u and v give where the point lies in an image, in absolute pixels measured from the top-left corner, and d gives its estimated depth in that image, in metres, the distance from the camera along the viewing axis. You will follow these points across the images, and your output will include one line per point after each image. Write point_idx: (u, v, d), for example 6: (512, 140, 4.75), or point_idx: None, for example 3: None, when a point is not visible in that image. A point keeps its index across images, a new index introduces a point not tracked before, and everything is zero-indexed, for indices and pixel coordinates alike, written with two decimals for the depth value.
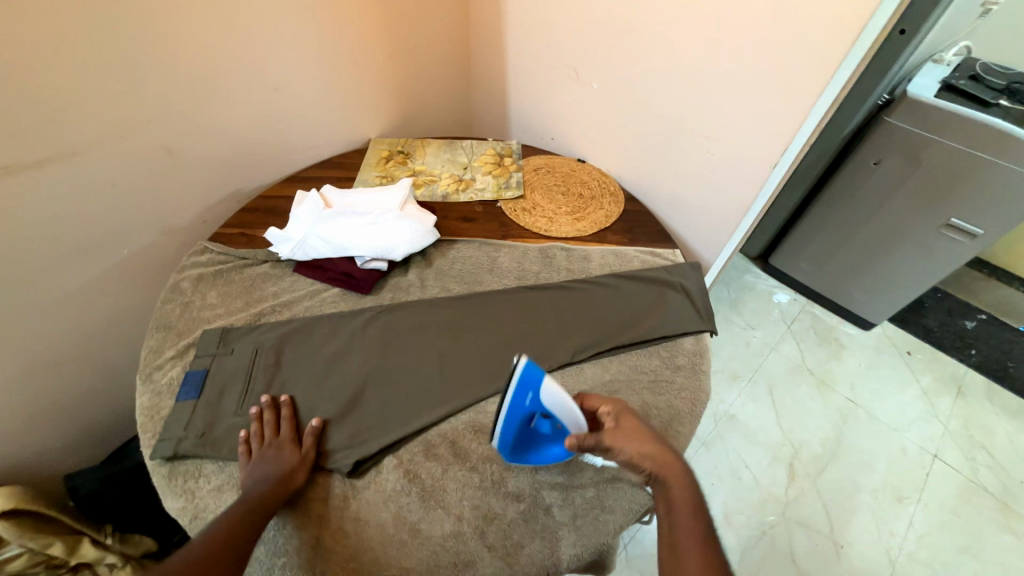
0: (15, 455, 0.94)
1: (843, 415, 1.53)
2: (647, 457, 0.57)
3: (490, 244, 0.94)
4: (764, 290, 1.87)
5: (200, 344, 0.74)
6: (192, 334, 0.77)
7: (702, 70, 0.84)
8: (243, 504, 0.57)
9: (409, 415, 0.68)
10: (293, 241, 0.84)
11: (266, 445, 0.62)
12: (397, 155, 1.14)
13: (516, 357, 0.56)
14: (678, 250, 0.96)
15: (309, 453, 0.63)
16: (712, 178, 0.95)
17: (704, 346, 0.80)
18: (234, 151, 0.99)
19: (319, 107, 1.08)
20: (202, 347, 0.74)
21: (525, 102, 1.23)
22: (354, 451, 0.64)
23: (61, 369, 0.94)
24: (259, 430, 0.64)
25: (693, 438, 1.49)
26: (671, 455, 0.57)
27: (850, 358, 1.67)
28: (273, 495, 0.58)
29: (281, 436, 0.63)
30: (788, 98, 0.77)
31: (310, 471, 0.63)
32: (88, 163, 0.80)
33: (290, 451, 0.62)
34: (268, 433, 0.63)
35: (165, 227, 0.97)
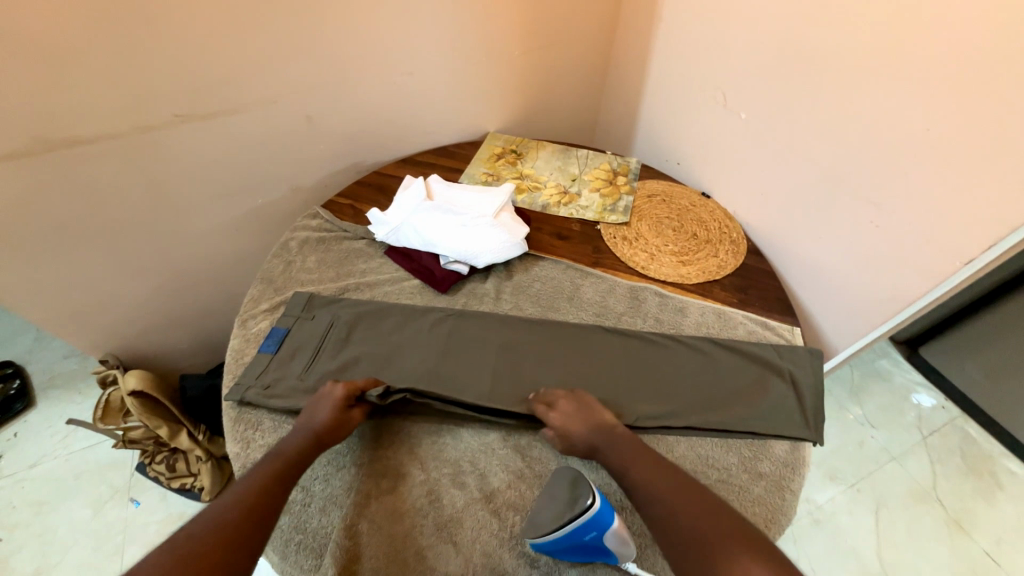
0: (150, 348, 1.14)
1: (974, 572, 1.19)
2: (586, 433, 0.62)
3: (577, 269, 0.88)
4: (901, 384, 1.50)
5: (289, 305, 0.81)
6: (285, 291, 0.84)
7: (893, 124, 0.67)
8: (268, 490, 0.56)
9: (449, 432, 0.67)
10: (389, 226, 0.86)
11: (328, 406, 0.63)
12: (509, 153, 1.12)
13: (592, 493, 0.54)
14: (798, 328, 0.80)
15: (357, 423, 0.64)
16: (870, 255, 0.76)
17: (800, 457, 0.66)
18: (362, 127, 1.03)
19: (447, 95, 1.07)
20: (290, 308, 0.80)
21: (657, 118, 1.11)
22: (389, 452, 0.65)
23: (192, 289, 1.10)
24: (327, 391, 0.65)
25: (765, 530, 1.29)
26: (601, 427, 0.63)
27: (1005, 505, 1.29)
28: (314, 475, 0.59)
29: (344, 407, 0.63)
30: (1020, 180, 0.57)
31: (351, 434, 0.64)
32: (243, 121, 0.90)
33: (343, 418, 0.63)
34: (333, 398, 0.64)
35: (293, 186, 1.06)
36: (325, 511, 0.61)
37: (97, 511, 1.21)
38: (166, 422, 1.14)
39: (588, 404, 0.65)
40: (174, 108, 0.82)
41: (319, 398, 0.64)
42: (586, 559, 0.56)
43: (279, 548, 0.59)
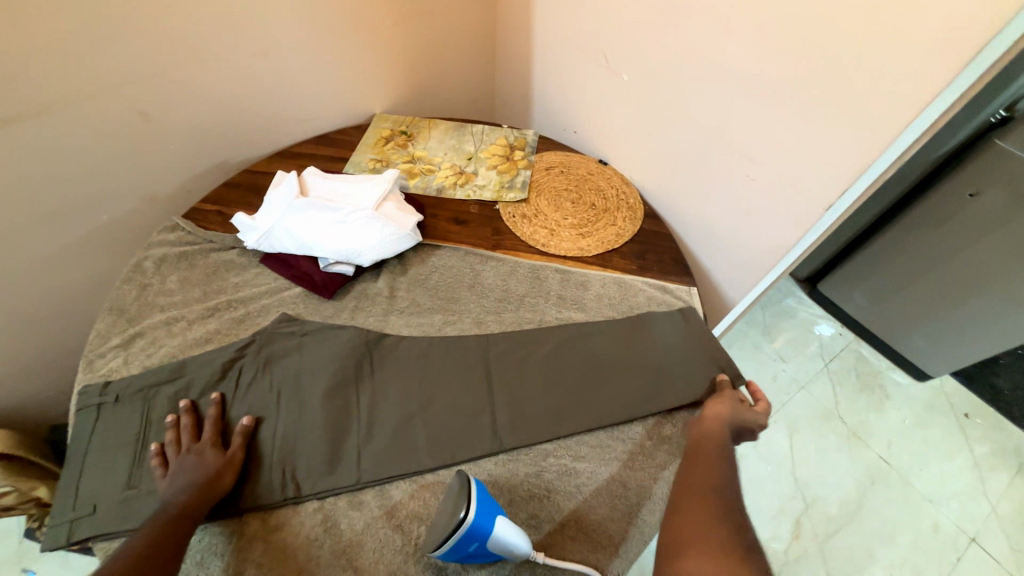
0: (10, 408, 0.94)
1: (870, 476, 1.27)
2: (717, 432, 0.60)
3: (476, 254, 0.84)
4: (805, 319, 1.55)
5: (181, 475, 0.57)
6: (161, 475, 0.58)
7: (755, 80, 0.68)
8: (150, 537, 0.51)
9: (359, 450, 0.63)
10: (258, 232, 0.77)
11: (185, 451, 0.59)
12: (398, 135, 1.04)
13: (465, 513, 0.49)
14: (695, 288, 0.81)
15: (237, 454, 0.60)
16: (748, 209, 0.78)
17: None
18: (218, 118, 0.90)
19: (315, 75, 0.96)
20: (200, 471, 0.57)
21: (550, 85, 1.06)
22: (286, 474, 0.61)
23: (47, 331, 0.91)
24: (177, 437, 0.61)
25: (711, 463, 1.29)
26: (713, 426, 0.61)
27: (892, 412, 1.38)
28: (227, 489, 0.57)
29: (200, 441, 0.60)
30: (862, 127, 0.60)
31: (238, 474, 0.60)
32: (55, 125, 0.74)
33: (214, 455, 0.59)
34: (186, 438, 0.61)
35: (146, 194, 0.90)
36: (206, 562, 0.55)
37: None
38: (46, 481, 0.91)
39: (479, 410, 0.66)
40: None
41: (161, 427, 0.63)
42: (492, 560, 0.54)
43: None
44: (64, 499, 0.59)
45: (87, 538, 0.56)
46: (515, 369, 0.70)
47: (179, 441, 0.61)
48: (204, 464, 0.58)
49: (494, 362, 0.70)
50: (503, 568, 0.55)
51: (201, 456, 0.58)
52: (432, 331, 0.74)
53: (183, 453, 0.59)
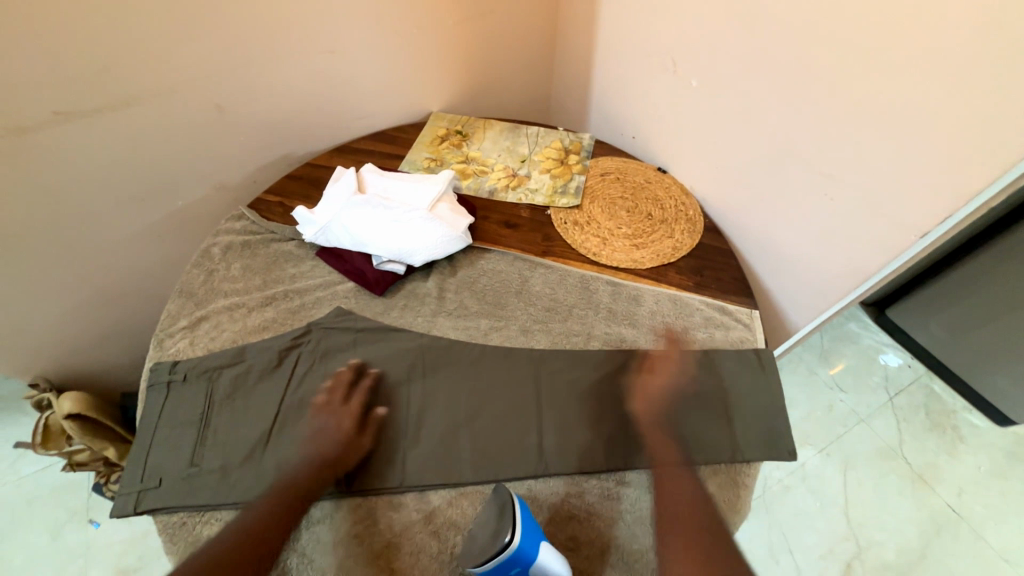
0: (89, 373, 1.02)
1: (936, 525, 1.14)
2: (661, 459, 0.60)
3: (525, 260, 0.83)
4: (868, 346, 1.41)
5: (322, 433, 0.62)
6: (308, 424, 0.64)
7: (844, 92, 0.62)
8: None
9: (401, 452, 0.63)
10: (317, 226, 0.79)
11: (334, 411, 0.63)
12: (454, 135, 1.04)
13: (511, 537, 0.48)
14: (757, 311, 0.76)
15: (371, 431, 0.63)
16: (823, 229, 0.71)
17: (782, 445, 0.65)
18: (286, 113, 0.93)
19: (378, 73, 0.98)
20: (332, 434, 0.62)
21: (610, 88, 1.03)
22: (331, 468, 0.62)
23: (125, 306, 0.98)
24: (329, 392, 0.66)
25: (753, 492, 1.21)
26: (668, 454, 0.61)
27: (966, 458, 1.23)
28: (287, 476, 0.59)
29: (347, 406, 0.64)
30: (973, 147, 0.53)
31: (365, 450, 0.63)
32: (141, 115, 0.79)
33: (353, 425, 0.62)
34: (337, 398, 0.65)
35: (217, 183, 0.94)
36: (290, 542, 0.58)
37: (55, 537, 1.03)
38: (114, 443, 0.98)
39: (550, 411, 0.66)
40: (53, 104, 0.71)
41: (220, 410, 0.66)
42: None
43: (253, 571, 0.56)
44: (132, 470, 0.63)
45: (149, 509, 0.60)
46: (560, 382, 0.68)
47: (326, 394, 0.66)
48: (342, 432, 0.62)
49: (540, 373, 0.69)
50: None
51: (343, 422, 0.62)
52: (478, 336, 0.73)
53: (330, 409, 0.64)
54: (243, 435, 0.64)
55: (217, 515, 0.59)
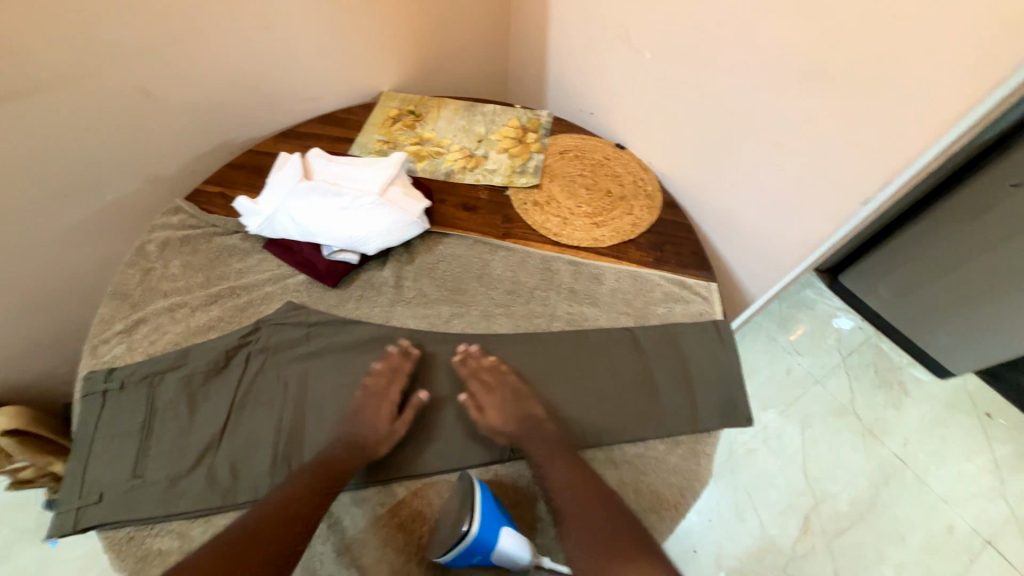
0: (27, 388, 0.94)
1: (885, 474, 1.22)
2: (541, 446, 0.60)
3: (485, 243, 0.81)
4: (824, 311, 1.47)
5: (362, 415, 0.61)
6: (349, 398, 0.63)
7: (792, 62, 0.62)
8: None
9: None
10: (261, 216, 0.74)
11: (372, 395, 0.63)
12: (406, 115, 1.00)
13: (467, 522, 0.49)
14: (715, 284, 0.77)
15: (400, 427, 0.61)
16: (775, 201, 0.73)
17: (740, 415, 0.66)
18: (221, 96, 0.86)
19: (320, 51, 0.91)
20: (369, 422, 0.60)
21: (565, 63, 1.00)
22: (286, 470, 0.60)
23: (57, 312, 0.90)
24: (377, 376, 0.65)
25: (718, 457, 1.26)
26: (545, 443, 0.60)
27: (911, 410, 1.31)
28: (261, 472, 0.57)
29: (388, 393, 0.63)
30: (914, 110, 0.54)
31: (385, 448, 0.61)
32: (52, 102, 0.71)
33: (387, 416, 0.61)
34: (382, 383, 0.64)
35: (150, 174, 0.87)
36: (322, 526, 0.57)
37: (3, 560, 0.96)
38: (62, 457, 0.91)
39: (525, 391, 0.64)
40: None
41: (165, 418, 0.62)
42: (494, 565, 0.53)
43: None
44: (70, 486, 0.58)
45: (91, 526, 0.56)
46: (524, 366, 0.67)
47: (378, 379, 0.64)
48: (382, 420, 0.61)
49: (504, 358, 0.68)
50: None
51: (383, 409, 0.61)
52: (439, 324, 0.71)
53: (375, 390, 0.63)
54: (193, 440, 0.61)
55: (166, 528, 0.56)
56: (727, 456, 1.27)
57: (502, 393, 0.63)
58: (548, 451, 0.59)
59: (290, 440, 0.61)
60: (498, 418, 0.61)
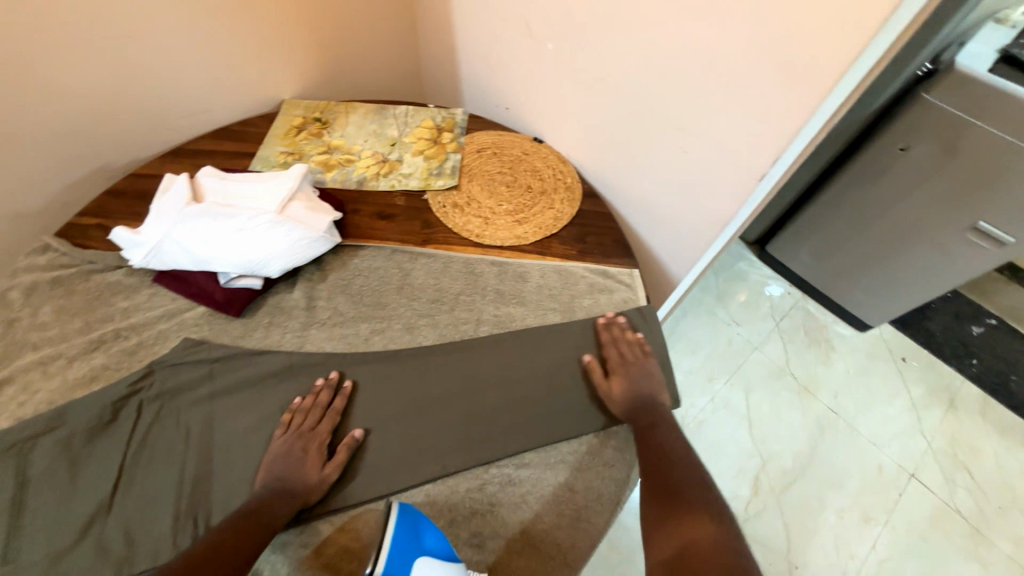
0: None
1: (821, 427, 1.30)
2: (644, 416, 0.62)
3: (404, 252, 0.77)
4: (755, 281, 1.55)
5: (285, 458, 0.56)
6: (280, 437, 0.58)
7: (679, 46, 0.62)
8: None
9: None
10: (145, 247, 0.66)
11: (300, 433, 0.58)
12: (312, 123, 0.94)
13: (374, 568, 0.45)
14: (638, 270, 0.78)
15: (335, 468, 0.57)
16: (685, 182, 0.74)
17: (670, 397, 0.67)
18: (87, 117, 0.77)
19: (202, 59, 0.83)
20: (298, 471, 0.55)
21: (475, 58, 0.98)
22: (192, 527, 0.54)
23: None
24: (306, 409, 0.60)
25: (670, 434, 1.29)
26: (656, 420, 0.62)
27: (838, 364, 1.41)
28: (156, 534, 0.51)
29: (316, 431, 0.58)
30: (789, 86, 0.55)
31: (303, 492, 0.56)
32: None
33: (315, 455, 0.56)
34: (311, 421, 0.59)
35: (11, 211, 0.76)
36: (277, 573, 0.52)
37: None
38: None
39: (651, 371, 0.66)
40: None
41: (41, 489, 0.54)
42: None
43: None
44: None
45: None
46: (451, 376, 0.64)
47: (306, 415, 0.59)
48: (310, 462, 0.56)
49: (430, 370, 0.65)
50: None
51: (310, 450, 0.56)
52: (358, 343, 0.67)
53: (304, 428, 0.58)
54: (75, 511, 0.53)
55: None
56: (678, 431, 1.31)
57: (630, 371, 0.65)
58: (648, 424, 0.61)
59: (195, 493, 0.55)
60: (622, 385, 0.64)
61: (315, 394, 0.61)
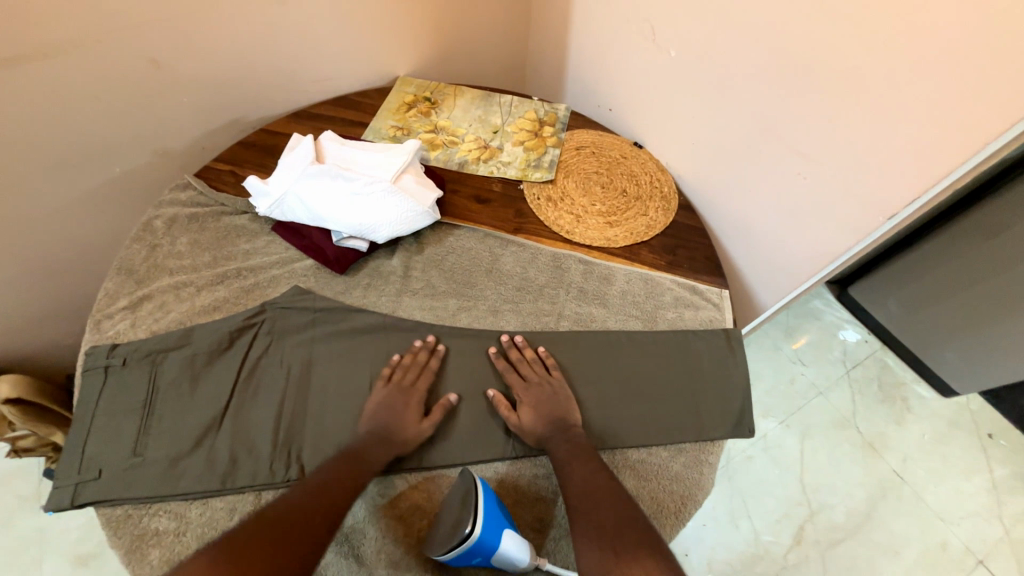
0: (31, 358, 0.93)
1: (882, 488, 1.21)
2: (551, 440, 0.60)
3: (496, 237, 0.79)
4: (831, 322, 1.44)
5: (380, 413, 0.60)
6: (381, 387, 0.63)
7: (820, 68, 0.60)
8: None
9: None
10: (271, 198, 0.73)
11: (403, 385, 0.62)
12: (421, 102, 0.98)
13: (469, 526, 0.48)
14: (727, 291, 0.76)
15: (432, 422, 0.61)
16: (793, 210, 0.71)
17: (745, 427, 0.66)
18: (234, 72, 0.84)
19: (335, 30, 0.89)
20: (400, 417, 0.60)
21: (586, 56, 0.98)
22: (287, 458, 0.59)
23: (61, 282, 0.89)
24: (406, 365, 0.65)
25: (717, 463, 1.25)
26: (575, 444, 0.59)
27: (913, 425, 1.30)
28: None
29: (415, 385, 0.63)
30: (948, 128, 0.52)
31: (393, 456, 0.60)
32: (63, 69, 0.70)
33: (417, 409, 0.61)
34: (412, 375, 0.63)
35: (159, 148, 0.86)
36: (365, 519, 0.57)
37: (3, 524, 0.96)
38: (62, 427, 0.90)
39: (556, 390, 0.63)
40: None
41: (166, 397, 0.61)
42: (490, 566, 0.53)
43: None
44: (68, 460, 0.58)
45: (89, 501, 0.56)
46: (532, 362, 0.66)
47: (406, 368, 0.64)
48: (405, 415, 0.60)
49: (507, 354, 0.67)
50: None
51: (399, 399, 0.61)
52: (446, 317, 0.70)
53: (410, 382, 0.63)
54: (190, 421, 0.60)
55: (164, 506, 0.56)
56: (724, 462, 1.26)
57: (535, 395, 0.62)
58: (570, 451, 0.58)
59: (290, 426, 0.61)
60: (530, 415, 0.61)
61: (414, 354, 0.66)
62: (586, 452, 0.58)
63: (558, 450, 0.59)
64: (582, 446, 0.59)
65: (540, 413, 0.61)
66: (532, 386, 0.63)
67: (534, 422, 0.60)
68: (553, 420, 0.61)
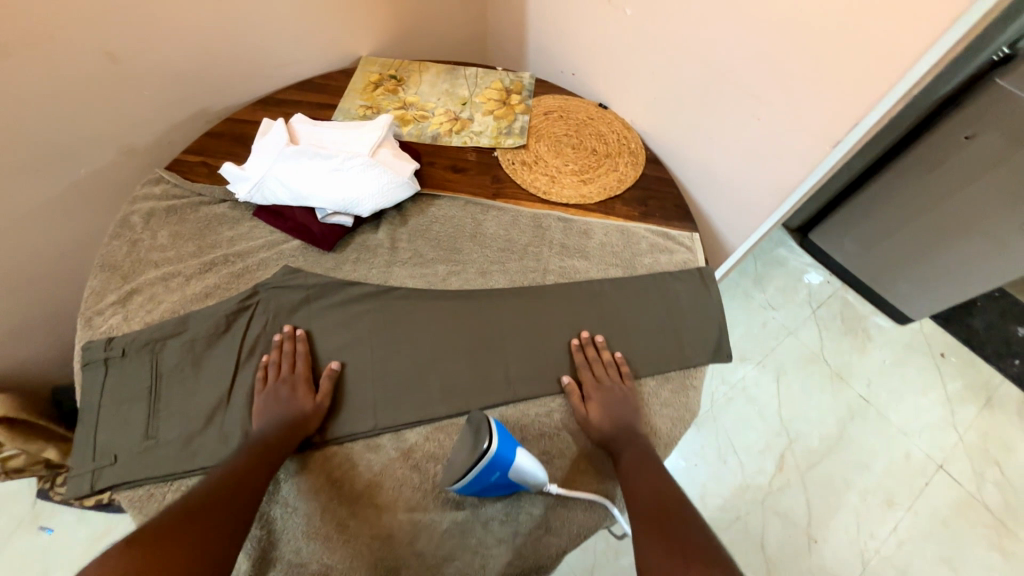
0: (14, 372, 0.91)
1: (850, 412, 1.32)
2: (613, 440, 0.62)
3: (477, 204, 0.82)
4: (795, 267, 1.54)
5: (271, 409, 0.60)
6: (259, 390, 0.62)
7: (765, 12, 0.64)
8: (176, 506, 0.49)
9: (373, 402, 0.64)
10: (250, 182, 0.73)
11: (280, 380, 0.62)
12: (388, 80, 0.98)
13: (487, 444, 0.52)
14: (697, 234, 0.81)
15: (324, 401, 0.62)
16: (751, 151, 0.76)
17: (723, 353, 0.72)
18: (194, 62, 0.83)
19: (293, 13, 0.88)
20: (290, 406, 0.60)
21: (545, 24, 1.00)
22: None
23: (36, 291, 0.87)
24: (278, 360, 0.64)
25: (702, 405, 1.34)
26: (636, 448, 0.61)
27: (874, 352, 1.41)
28: (286, 420, 0.59)
29: (296, 374, 0.63)
30: (878, 58, 0.57)
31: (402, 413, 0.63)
32: (16, 69, 0.67)
33: (306, 395, 0.61)
34: (286, 366, 0.63)
35: (124, 145, 0.84)
36: (383, 471, 0.60)
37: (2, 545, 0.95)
38: (53, 442, 0.89)
39: (628, 397, 0.65)
40: None
41: (171, 382, 0.63)
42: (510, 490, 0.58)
43: (297, 496, 0.58)
44: (83, 452, 0.59)
45: (111, 486, 0.57)
46: (609, 365, 0.67)
47: (279, 364, 0.64)
48: (296, 402, 0.60)
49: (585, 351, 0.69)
50: (517, 508, 0.59)
51: (294, 390, 0.61)
52: (437, 282, 0.73)
53: (281, 376, 0.62)
54: (199, 403, 0.62)
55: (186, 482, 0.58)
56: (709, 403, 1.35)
57: (608, 395, 0.64)
58: (637, 456, 0.60)
59: None
60: (598, 414, 0.63)
61: (279, 348, 0.65)
62: (648, 460, 0.59)
63: (621, 451, 0.61)
64: (645, 451, 0.61)
65: (606, 410, 0.63)
66: (604, 382, 0.65)
67: (600, 419, 0.63)
68: (615, 420, 0.63)
